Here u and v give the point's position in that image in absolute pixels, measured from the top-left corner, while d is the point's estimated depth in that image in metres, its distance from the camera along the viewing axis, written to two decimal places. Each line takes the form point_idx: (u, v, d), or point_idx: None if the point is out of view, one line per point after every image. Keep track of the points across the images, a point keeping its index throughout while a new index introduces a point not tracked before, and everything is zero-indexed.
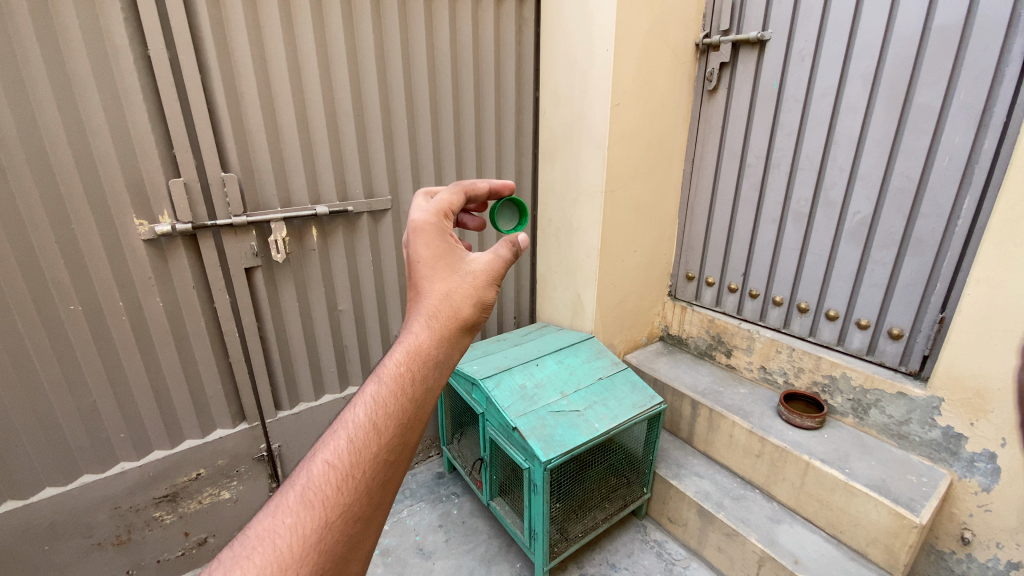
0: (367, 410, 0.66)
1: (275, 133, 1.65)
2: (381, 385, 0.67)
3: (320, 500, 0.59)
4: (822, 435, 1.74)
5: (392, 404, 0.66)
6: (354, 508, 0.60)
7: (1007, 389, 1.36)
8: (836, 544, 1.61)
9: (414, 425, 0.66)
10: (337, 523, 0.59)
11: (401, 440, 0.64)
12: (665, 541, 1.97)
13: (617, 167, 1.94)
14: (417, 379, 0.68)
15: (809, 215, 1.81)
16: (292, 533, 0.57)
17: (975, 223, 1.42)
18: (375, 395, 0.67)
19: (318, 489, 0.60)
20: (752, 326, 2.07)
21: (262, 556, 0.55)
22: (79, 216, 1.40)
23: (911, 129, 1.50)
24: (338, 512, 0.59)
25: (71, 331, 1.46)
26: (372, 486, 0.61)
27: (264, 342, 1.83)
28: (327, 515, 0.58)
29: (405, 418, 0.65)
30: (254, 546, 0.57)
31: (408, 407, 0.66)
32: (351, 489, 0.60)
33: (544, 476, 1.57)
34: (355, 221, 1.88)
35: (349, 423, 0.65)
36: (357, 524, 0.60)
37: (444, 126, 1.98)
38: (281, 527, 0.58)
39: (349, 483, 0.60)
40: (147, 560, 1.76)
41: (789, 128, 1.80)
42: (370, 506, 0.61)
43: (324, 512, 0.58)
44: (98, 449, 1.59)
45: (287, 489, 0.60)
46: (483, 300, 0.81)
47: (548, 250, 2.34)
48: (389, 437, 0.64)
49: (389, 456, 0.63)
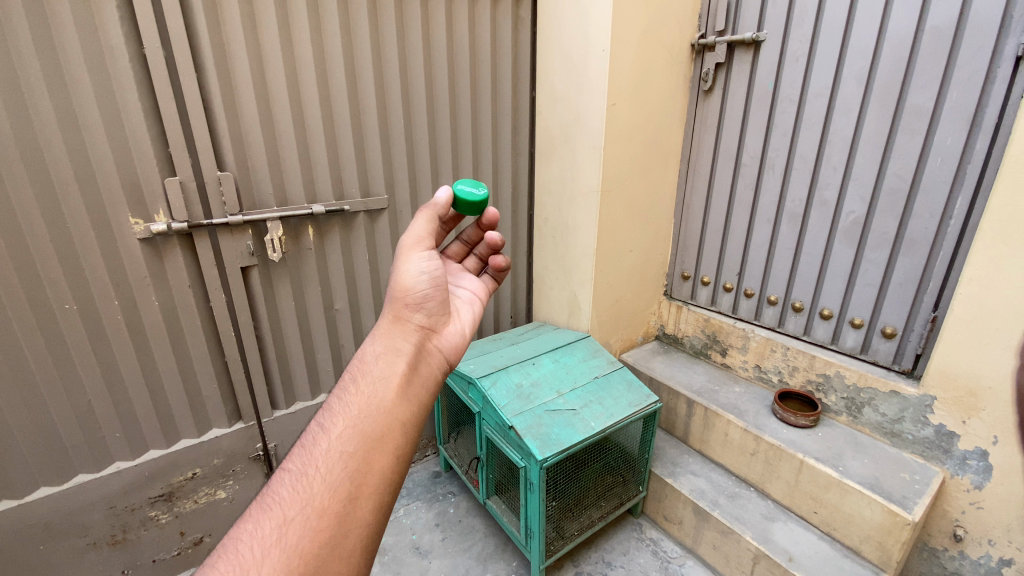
0: (322, 418, 0.77)
1: (271, 131, 1.64)
2: (333, 398, 0.80)
3: (282, 501, 0.67)
4: (816, 434, 1.75)
5: (341, 408, 0.78)
6: (314, 503, 0.67)
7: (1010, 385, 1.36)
8: (830, 541, 1.62)
9: (366, 417, 0.75)
10: (298, 520, 0.65)
11: (354, 433, 0.74)
12: (661, 539, 1.98)
13: (613, 167, 1.94)
14: (362, 378, 0.82)
15: (804, 214, 1.82)
16: (253, 538, 0.64)
17: (966, 223, 1.43)
18: (328, 407, 0.79)
19: (276, 494, 0.68)
20: (747, 326, 2.08)
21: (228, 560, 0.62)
22: (74, 215, 1.39)
23: (905, 129, 1.51)
24: (298, 509, 0.66)
25: (65, 329, 1.45)
26: (332, 480, 0.69)
27: (260, 341, 1.82)
28: (287, 513, 0.66)
29: (354, 413, 0.76)
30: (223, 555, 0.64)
31: (356, 404, 0.77)
32: (309, 486, 0.68)
33: (540, 474, 1.58)
34: (351, 220, 1.88)
35: (307, 434, 0.76)
36: (322, 520, 0.66)
37: (440, 125, 1.99)
38: (245, 534, 0.65)
39: (306, 481, 0.69)
40: (142, 560, 1.76)
41: (783, 129, 1.82)
42: (337, 500, 0.68)
43: (284, 511, 0.66)
44: (94, 448, 1.59)
45: (252, 504, 0.69)
46: (401, 290, 0.96)
47: (545, 249, 2.34)
48: (341, 433, 0.74)
49: (345, 451, 0.72)
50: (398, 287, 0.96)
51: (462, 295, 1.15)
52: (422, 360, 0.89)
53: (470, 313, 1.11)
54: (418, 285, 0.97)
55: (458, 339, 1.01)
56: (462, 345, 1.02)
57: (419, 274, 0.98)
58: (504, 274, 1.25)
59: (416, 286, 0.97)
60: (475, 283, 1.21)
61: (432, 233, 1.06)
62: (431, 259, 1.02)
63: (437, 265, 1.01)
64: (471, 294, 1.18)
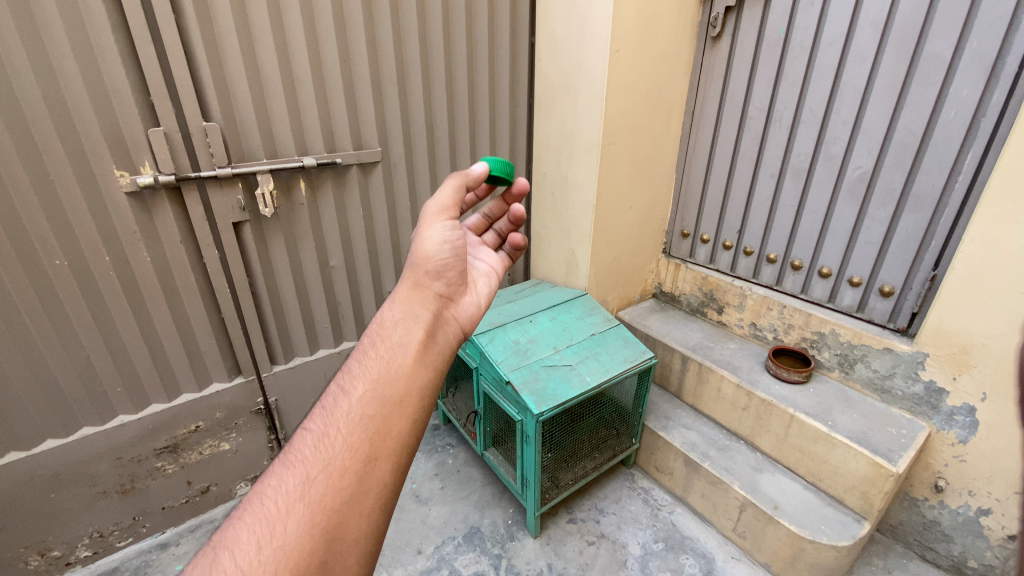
0: (343, 380, 0.79)
1: (258, 78, 1.57)
2: (352, 362, 0.81)
3: (303, 459, 0.69)
4: (808, 389, 1.78)
5: (361, 371, 0.78)
6: (335, 462, 0.68)
7: (1009, 344, 1.36)
8: (815, 491, 1.68)
9: (385, 379, 0.76)
10: (320, 478, 0.67)
11: (374, 393, 0.75)
12: (652, 488, 2.05)
13: (615, 119, 1.88)
14: (381, 341, 0.82)
15: (809, 169, 1.77)
16: (277, 493, 0.66)
17: (975, 180, 1.40)
18: (348, 370, 0.80)
19: (298, 452, 0.70)
20: (745, 283, 2.07)
21: (255, 513, 0.65)
22: (56, 166, 1.34)
23: (919, 81, 1.45)
24: (321, 466, 0.68)
25: (58, 286, 1.44)
26: (351, 441, 0.70)
27: (256, 297, 1.81)
28: (308, 471, 0.67)
29: (374, 375, 0.77)
30: (249, 507, 0.66)
31: (376, 367, 0.78)
32: (330, 445, 0.70)
33: (536, 427, 1.61)
34: (344, 174, 1.82)
35: (328, 395, 0.78)
36: (343, 478, 0.67)
37: (435, 74, 1.90)
38: (268, 489, 0.67)
39: (327, 441, 0.70)
40: (152, 507, 1.83)
41: (793, 80, 1.74)
42: (356, 460, 0.69)
43: (305, 469, 0.68)
44: (97, 403, 1.61)
45: (275, 462, 0.71)
46: (422, 255, 0.95)
47: (543, 205, 2.29)
48: (361, 394, 0.75)
49: (364, 412, 0.73)
50: (419, 253, 0.94)
51: (479, 268, 1.13)
52: (440, 327, 0.89)
53: (486, 287, 1.09)
54: (439, 253, 0.95)
55: (474, 309, 1.00)
56: (477, 316, 1.01)
57: (441, 242, 0.96)
58: (519, 253, 1.25)
59: (437, 254, 0.95)
60: (492, 257, 1.19)
61: (457, 202, 1.03)
62: (453, 229, 0.99)
63: (459, 236, 0.98)
64: (488, 267, 1.16)
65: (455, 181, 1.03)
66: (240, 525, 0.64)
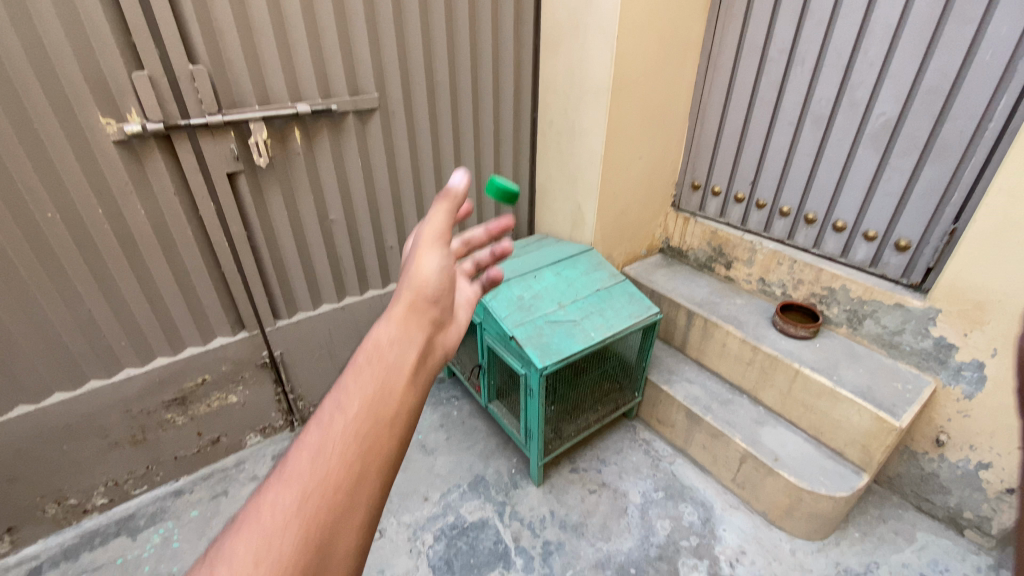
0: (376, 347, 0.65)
1: (245, 17, 1.46)
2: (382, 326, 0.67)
3: (342, 443, 0.56)
4: (814, 345, 1.76)
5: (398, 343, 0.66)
6: (379, 455, 0.57)
7: None
8: (816, 444, 1.70)
9: (423, 369, 0.66)
10: (361, 470, 0.56)
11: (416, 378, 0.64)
12: (653, 440, 2.08)
13: (625, 62, 1.77)
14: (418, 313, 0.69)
15: (830, 116, 1.68)
16: (314, 481, 0.54)
17: (1006, 127, 1.33)
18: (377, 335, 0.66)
19: (333, 429, 0.57)
20: (756, 237, 2.01)
21: (289, 501, 0.52)
22: (38, 113, 1.28)
23: (957, 17, 1.34)
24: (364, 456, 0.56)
25: (52, 239, 1.41)
26: (395, 430, 0.60)
27: (255, 251, 1.78)
28: (348, 459, 0.56)
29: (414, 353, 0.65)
30: (277, 496, 0.53)
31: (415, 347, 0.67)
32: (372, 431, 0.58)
33: (540, 382, 1.61)
34: (340, 122, 1.74)
35: (357, 359, 0.64)
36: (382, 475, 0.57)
37: (434, 12, 1.77)
38: (301, 473, 0.54)
39: (368, 426, 0.58)
40: (164, 457, 1.87)
41: (819, 17, 1.62)
42: (397, 452, 0.59)
43: (346, 455, 0.56)
44: (102, 356, 1.62)
45: (299, 441, 0.56)
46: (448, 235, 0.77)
47: (549, 156, 2.20)
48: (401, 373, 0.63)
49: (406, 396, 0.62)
50: (417, 280, 0.71)
51: None
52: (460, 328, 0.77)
53: None
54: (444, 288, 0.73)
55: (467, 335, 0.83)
56: None
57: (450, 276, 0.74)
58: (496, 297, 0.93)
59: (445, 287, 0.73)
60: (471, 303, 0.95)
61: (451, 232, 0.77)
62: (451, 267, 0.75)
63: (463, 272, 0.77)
64: None
65: (451, 198, 0.77)
66: (265, 521, 0.52)
